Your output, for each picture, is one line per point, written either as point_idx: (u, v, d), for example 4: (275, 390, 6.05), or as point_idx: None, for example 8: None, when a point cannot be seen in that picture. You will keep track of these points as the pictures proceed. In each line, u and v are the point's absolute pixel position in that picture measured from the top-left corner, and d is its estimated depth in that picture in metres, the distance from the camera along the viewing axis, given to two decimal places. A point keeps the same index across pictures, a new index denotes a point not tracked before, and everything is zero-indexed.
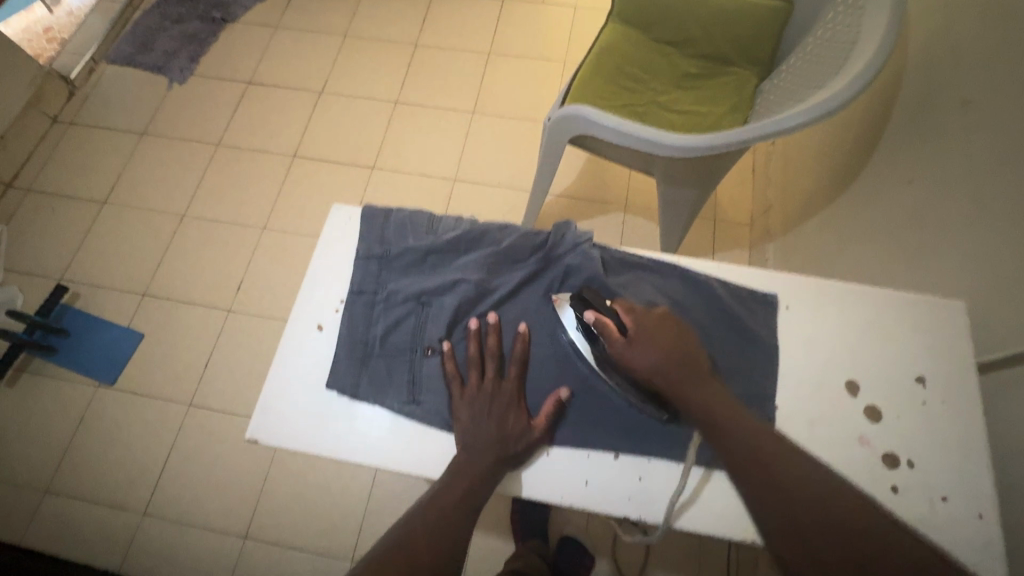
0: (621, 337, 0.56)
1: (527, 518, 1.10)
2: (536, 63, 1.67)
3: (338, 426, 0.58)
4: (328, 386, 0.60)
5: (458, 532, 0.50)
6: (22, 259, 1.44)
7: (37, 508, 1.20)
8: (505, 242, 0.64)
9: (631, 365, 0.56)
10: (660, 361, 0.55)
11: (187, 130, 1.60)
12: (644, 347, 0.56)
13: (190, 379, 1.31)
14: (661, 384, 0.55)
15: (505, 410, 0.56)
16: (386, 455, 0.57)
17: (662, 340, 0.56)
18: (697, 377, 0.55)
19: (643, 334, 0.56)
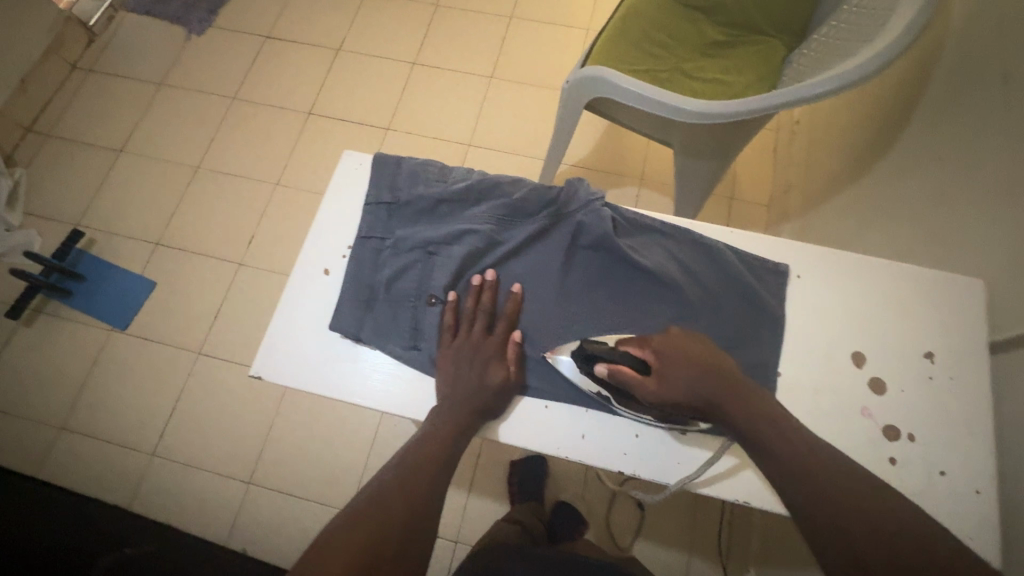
0: (648, 379, 0.52)
1: (524, 481, 1.12)
2: (559, 29, 1.63)
3: (341, 367, 0.59)
4: (331, 327, 0.60)
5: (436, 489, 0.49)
6: (40, 204, 1.46)
7: (52, 444, 1.24)
8: (516, 194, 0.63)
9: (672, 400, 0.51)
10: (698, 382, 0.51)
11: (204, 83, 1.59)
12: (675, 372, 0.52)
13: (201, 329, 1.33)
14: (705, 410, 0.51)
15: (486, 359, 0.57)
16: (387, 398, 0.58)
17: (690, 361, 0.52)
18: (738, 394, 0.51)
19: (666, 366, 0.52)
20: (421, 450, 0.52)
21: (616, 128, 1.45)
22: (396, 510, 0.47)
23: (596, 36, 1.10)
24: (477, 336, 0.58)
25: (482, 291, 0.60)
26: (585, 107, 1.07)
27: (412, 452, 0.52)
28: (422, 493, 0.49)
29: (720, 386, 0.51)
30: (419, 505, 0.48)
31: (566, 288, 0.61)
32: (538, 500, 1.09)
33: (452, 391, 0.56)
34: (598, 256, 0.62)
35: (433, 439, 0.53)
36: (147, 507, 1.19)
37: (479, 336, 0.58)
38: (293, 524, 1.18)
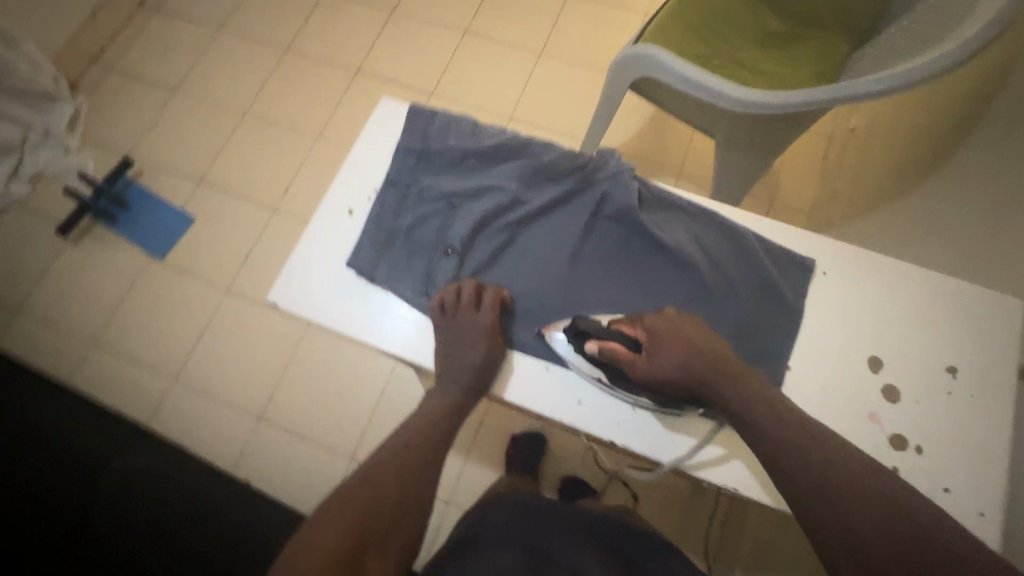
0: (639, 357, 0.53)
1: (523, 454, 1.14)
2: (615, 11, 1.60)
3: (354, 304, 0.61)
4: (347, 265, 0.62)
5: (424, 476, 0.53)
6: (97, 131, 1.53)
7: (84, 357, 1.32)
8: (545, 156, 0.63)
9: (662, 377, 0.53)
10: (687, 359, 0.53)
11: (260, 31, 1.63)
12: (665, 350, 0.53)
13: (231, 267, 1.38)
14: (694, 387, 0.53)
15: (476, 339, 0.57)
16: (392, 340, 0.60)
17: (679, 340, 0.53)
18: (726, 375, 0.52)
19: (656, 344, 0.53)
20: (411, 437, 0.55)
21: (661, 116, 1.42)
22: (384, 495, 0.51)
23: (651, 16, 1.07)
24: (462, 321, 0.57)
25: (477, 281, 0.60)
26: (629, 88, 1.05)
27: (406, 437, 0.55)
28: (412, 479, 0.52)
29: (708, 368, 0.52)
30: (407, 493, 0.52)
31: (581, 256, 0.61)
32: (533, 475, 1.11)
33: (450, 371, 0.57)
34: (619, 227, 0.61)
35: (426, 423, 0.56)
36: (163, 428, 1.26)
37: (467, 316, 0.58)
38: (295, 464, 1.22)
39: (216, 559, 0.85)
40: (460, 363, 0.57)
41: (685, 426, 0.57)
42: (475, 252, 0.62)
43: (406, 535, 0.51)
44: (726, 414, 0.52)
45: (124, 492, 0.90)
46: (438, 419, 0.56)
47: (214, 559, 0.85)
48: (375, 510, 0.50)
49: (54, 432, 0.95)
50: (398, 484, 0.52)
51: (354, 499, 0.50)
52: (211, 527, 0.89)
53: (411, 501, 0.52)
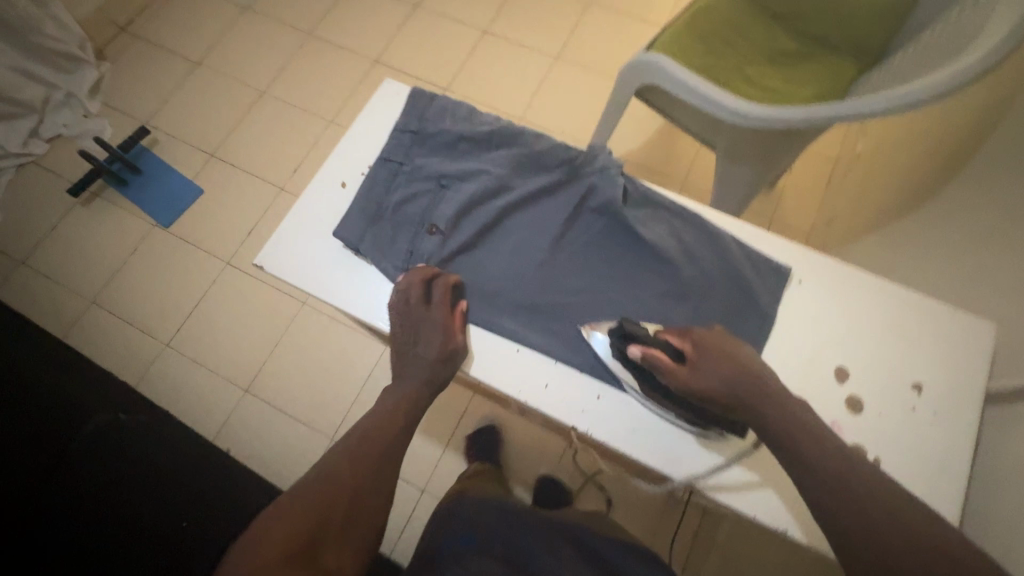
0: (680, 367, 0.53)
1: (481, 447, 1.16)
2: (634, 22, 1.62)
3: (338, 272, 0.63)
4: (333, 234, 0.64)
5: (384, 464, 0.54)
6: (117, 98, 1.56)
7: (82, 315, 1.34)
8: (536, 146, 0.64)
9: (701, 391, 0.52)
10: (732, 377, 0.52)
11: (285, 14, 1.67)
12: (709, 364, 0.52)
13: (233, 240, 1.41)
14: (734, 405, 0.51)
15: (432, 332, 0.58)
16: (370, 311, 0.61)
17: (727, 357, 0.52)
18: (771, 397, 0.51)
19: (702, 357, 0.53)
20: (370, 428, 0.56)
21: (669, 127, 1.43)
22: (343, 486, 0.51)
23: (665, 27, 1.09)
24: (418, 315, 0.58)
25: (425, 268, 0.60)
26: (635, 94, 1.07)
27: (364, 428, 0.56)
28: (371, 468, 0.53)
29: (754, 389, 0.51)
30: (361, 488, 0.52)
31: (562, 246, 0.62)
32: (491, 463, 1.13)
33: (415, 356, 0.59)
34: (602, 220, 0.62)
35: (382, 411, 0.57)
36: (151, 391, 1.28)
37: (421, 310, 0.58)
38: (276, 439, 1.23)
39: (190, 521, 0.89)
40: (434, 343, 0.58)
41: (708, 444, 0.57)
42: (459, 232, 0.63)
43: (361, 531, 0.51)
44: (762, 434, 0.50)
45: (107, 454, 0.94)
46: (391, 413, 0.57)
47: (188, 521, 0.89)
48: (334, 502, 0.50)
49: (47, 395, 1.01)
50: (357, 475, 0.52)
51: (313, 495, 0.50)
52: (188, 493, 0.93)
53: (371, 489, 0.53)
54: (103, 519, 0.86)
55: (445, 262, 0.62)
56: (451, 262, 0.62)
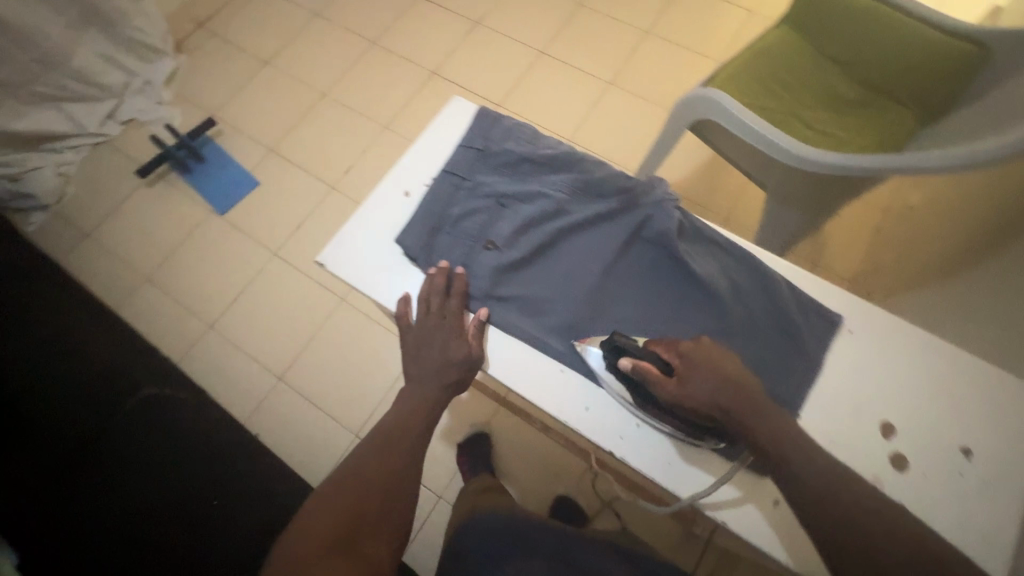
0: (670, 381, 0.53)
1: (472, 455, 1.18)
2: (690, 54, 1.64)
3: (397, 278, 0.66)
4: (394, 242, 0.67)
5: (408, 464, 0.57)
6: (190, 89, 1.65)
7: (135, 290, 1.41)
8: (595, 173, 0.66)
9: (691, 404, 0.52)
10: (721, 391, 0.52)
11: (352, 22, 1.74)
12: (697, 378, 0.52)
13: (282, 233, 1.46)
14: (722, 418, 0.52)
15: (446, 339, 0.61)
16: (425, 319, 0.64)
17: (714, 369, 0.52)
18: (760, 413, 0.50)
19: (689, 370, 0.53)
20: (394, 428, 0.59)
21: (717, 160, 1.43)
22: (371, 485, 0.54)
23: (725, 64, 1.10)
24: (433, 322, 0.62)
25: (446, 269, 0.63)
26: (689, 128, 1.08)
27: (387, 427, 0.59)
28: (395, 468, 0.56)
29: (744, 405, 0.51)
30: (391, 481, 0.55)
31: (611, 273, 0.63)
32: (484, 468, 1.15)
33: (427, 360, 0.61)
34: (654, 251, 0.63)
35: (404, 411, 0.59)
36: (191, 370, 1.33)
37: (437, 318, 0.62)
38: (303, 428, 1.27)
39: (220, 501, 0.95)
40: (452, 349, 0.61)
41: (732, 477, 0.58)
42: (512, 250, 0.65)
43: (394, 522, 0.54)
44: (752, 450, 0.50)
45: (143, 429, 0.98)
46: (418, 407, 0.60)
47: (219, 501, 0.95)
48: (361, 500, 0.53)
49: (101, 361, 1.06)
50: (383, 474, 0.55)
51: (342, 493, 0.53)
52: (216, 473, 0.98)
53: (397, 488, 0.55)
54: (123, 497, 0.91)
55: (497, 278, 0.64)
56: (502, 279, 0.64)
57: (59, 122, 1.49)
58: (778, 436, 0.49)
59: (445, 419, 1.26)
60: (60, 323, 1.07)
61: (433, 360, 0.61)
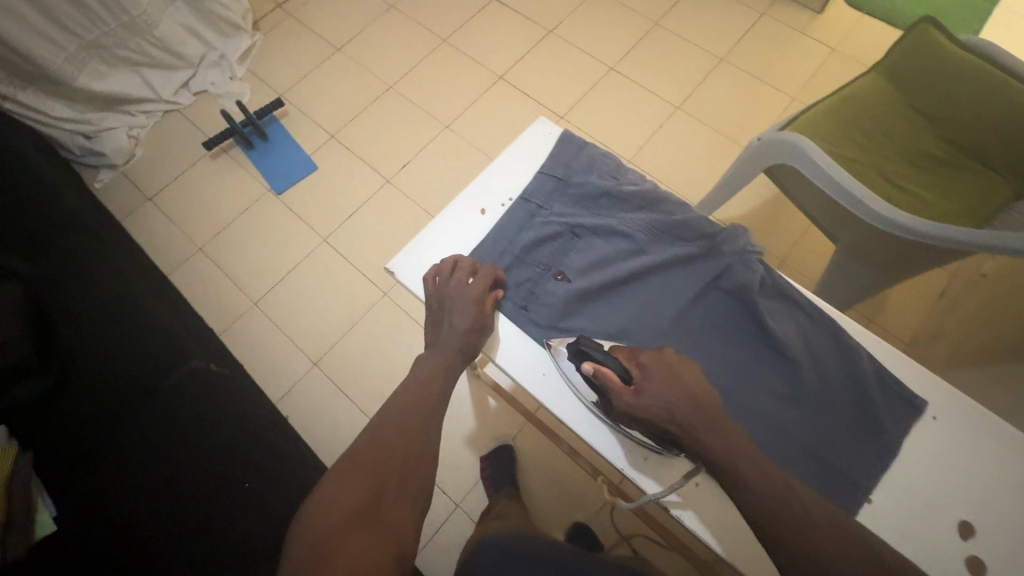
0: (628, 389, 0.57)
1: (497, 469, 1.18)
2: (763, 87, 1.59)
3: None
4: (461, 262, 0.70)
5: (423, 435, 0.62)
6: (261, 67, 1.69)
7: (188, 258, 1.45)
8: (676, 216, 0.65)
9: (647, 412, 0.56)
10: (674, 401, 0.56)
11: (425, 18, 1.75)
12: (653, 387, 0.57)
13: (334, 220, 1.48)
14: (675, 429, 0.55)
15: (466, 306, 0.64)
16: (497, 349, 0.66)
17: (668, 379, 0.57)
18: (710, 424, 0.54)
19: (645, 381, 0.57)
20: (409, 406, 0.64)
21: (781, 200, 1.38)
22: (391, 456, 0.59)
23: (809, 106, 1.06)
24: (451, 295, 0.65)
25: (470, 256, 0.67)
26: (764, 169, 1.04)
27: (399, 403, 0.64)
28: (413, 440, 0.61)
29: (694, 415, 0.55)
30: (411, 454, 0.60)
31: (681, 318, 0.63)
32: (508, 486, 1.15)
33: (448, 333, 0.66)
34: (731, 304, 0.63)
35: (416, 389, 0.65)
36: (231, 343, 1.35)
37: (456, 290, 0.65)
38: (330, 415, 1.28)
39: (253, 483, 0.94)
40: (472, 330, 0.65)
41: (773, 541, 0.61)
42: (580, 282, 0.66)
43: (413, 491, 0.59)
44: (706, 462, 0.54)
45: (189, 398, 0.99)
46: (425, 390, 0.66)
47: (251, 483, 0.94)
48: (384, 471, 0.58)
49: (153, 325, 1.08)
50: (402, 445, 0.60)
51: (365, 464, 0.58)
52: (251, 452, 0.98)
53: (415, 458, 0.60)
54: (145, 470, 0.89)
55: (564, 308, 0.65)
56: (568, 311, 0.65)
57: (137, 86, 1.54)
58: (727, 448, 0.53)
59: (471, 427, 1.25)
60: (117, 282, 1.09)
61: (457, 337, 0.65)
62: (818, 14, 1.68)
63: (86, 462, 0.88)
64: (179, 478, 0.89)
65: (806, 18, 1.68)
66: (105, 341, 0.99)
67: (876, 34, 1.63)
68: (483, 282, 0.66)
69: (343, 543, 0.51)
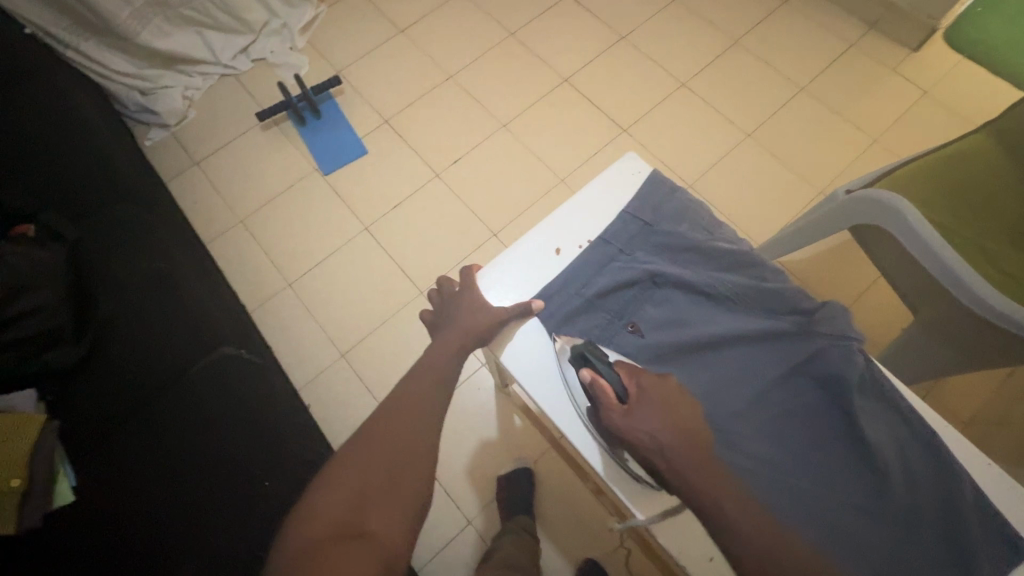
0: (619, 407, 0.60)
1: (514, 493, 1.14)
2: (842, 124, 1.50)
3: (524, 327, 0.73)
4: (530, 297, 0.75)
5: (416, 434, 0.60)
6: (322, 40, 1.64)
7: (228, 228, 1.43)
8: (769, 284, 0.70)
9: (633, 433, 0.58)
10: (663, 430, 0.57)
11: (494, 9, 1.68)
12: (646, 411, 0.59)
13: (378, 209, 1.44)
14: (659, 459, 0.56)
15: (469, 298, 0.73)
16: (546, 397, 0.71)
17: (661, 409, 0.59)
18: (696, 461, 0.55)
19: (638, 404, 0.60)
20: (403, 403, 0.63)
21: (849, 250, 1.30)
22: (378, 458, 0.57)
23: (905, 160, 0.98)
24: (447, 296, 0.75)
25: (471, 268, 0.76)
26: (844, 228, 0.98)
27: (393, 401, 0.63)
28: (404, 439, 0.59)
29: (681, 449, 0.56)
30: (399, 455, 0.58)
31: (762, 393, 0.66)
32: (524, 512, 1.11)
33: (453, 324, 0.71)
34: (820, 392, 0.66)
35: (412, 389, 0.64)
36: (262, 323, 1.33)
37: (451, 292, 0.75)
38: (351, 410, 1.25)
39: (272, 484, 0.86)
40: (471, 308, 0.72)
41: None
42: (653, 331, 0.70)
43: (404, 500, 0.56)
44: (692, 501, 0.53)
45: (217, 389, 0.93)
46: (429, 403, 0.63)
47: (269, 482, 0.86)
48: (369, 473, 0.56)
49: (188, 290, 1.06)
50: (391, 445, 0.58)
51: (349, 461, 0.57)
52: (273, 448, 0.89)
53: (406, 460, 0.58)
54: (163, 454, 0.87)
55: (636, 359, 0.68)
56: (640, 362, 0.68)
57: (197, 47, 1.52)
58: (711, 488, 0.53)
59: (492, 443, 1.22)
60: (158, 255, 1.05)
61: (459, 315, 0.72)
62: (914, 52, 1.56)
63: (112, 438, 0.88)
64: (196, 464, 0.86)
65: (900, 55, 1.56)
66: (137, 313, 0.97)
67: (974, 81, 1.51)
68: (480, 281, 0.76)
69: (323, 554, 0.49)
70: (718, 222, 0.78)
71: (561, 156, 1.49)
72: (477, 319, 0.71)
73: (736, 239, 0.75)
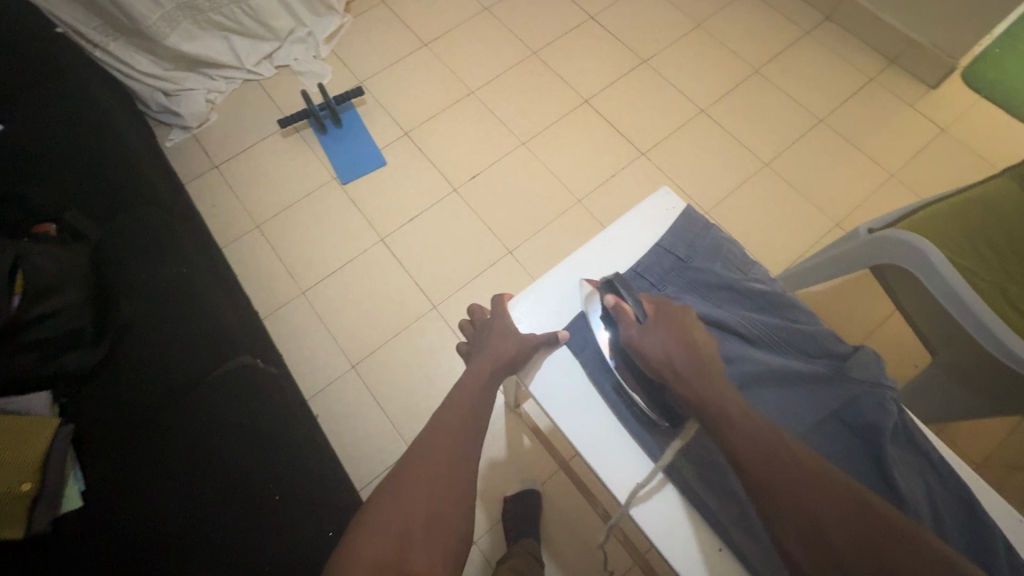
0: (637, 324, 0.68)
1: (520, 515, 1.12)
2: (860, 158, 1.50)
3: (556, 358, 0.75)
4: (561, 326, 0.77)
5: (453, 465, 0.60)
6: (346, 50, 1.66)
7: (245, 233, 1.43)
8: (802, 325, 0.72)
9: (647, 348, 0.66)
10: (675, 348, 0.65)
11: (518, 27, 1.70)
12: (659, 331, 0.67)
13: (395, 220, 1.45)
14: (671, 372, 0.64)
15: (499, 326, 0.75)
16: (574, 425, 0.72)
17: (674, 329, 0.67)
18: (704, 372, 0.63)
19: (657, 323, 0.68)
20: (437, 432, 0.63)
21: (863, 283, 1.30)
22: (416, 493, 0.57)
23: (927, 202, 0.98)
24: (479, 324, 0.78)
25: (501, 297, 0.78)
26: (867, 268, 0.98)
27: (427, 431, 0.63)
28: (444, 471, 0.59)
29: None
30: (437, 488, 0.58)
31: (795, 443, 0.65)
32: (530, 535, 1.09)
33: (484, 347, 0.73)
34: (852, 439, 0.65)
35: (447, 418, 0.64)
36: (274, 330, 1.33)
37: (483, 318, 0.79)
38: (361, 422, 1.24)
39: (282, 497, 0.85)
40: (500, 334, 0.73)
41: None
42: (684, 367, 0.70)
43: (445, 539, 0.55)
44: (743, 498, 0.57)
45: (230, 399, 0.92)
46: (463, 435, 0.63)
47: (280, 496, 0.85)
48: (404, 513, 0.55)
49: (206, 288, 1.04)
50: (431, 478, 0.58)
51: (387, 493, 0.57)
52: (286, 462, 0.88)
53: (446, 492, 0.58)
54: (174, 461, 0.86)
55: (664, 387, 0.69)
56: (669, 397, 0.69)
57: (224, 52, 1.53)
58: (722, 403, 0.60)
59: (500, 461, 1.21)
60: (177, 260, 1.05)
61: (489, 343, 0.73)
62: (932, 88, 1.58)
63: (120, 445, 0.87)
64: (207, 475, 0.85)
65: (918, 91, 1.58)
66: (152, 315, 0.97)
67: (993, 121, 1.52)
68: (509, 307, 0.78)
69: None
70: (752, 259, 0.80)
71: (580, 176, 1.49)
72: (511, 351, 0.71)
73: (769, 279, 0.77)
